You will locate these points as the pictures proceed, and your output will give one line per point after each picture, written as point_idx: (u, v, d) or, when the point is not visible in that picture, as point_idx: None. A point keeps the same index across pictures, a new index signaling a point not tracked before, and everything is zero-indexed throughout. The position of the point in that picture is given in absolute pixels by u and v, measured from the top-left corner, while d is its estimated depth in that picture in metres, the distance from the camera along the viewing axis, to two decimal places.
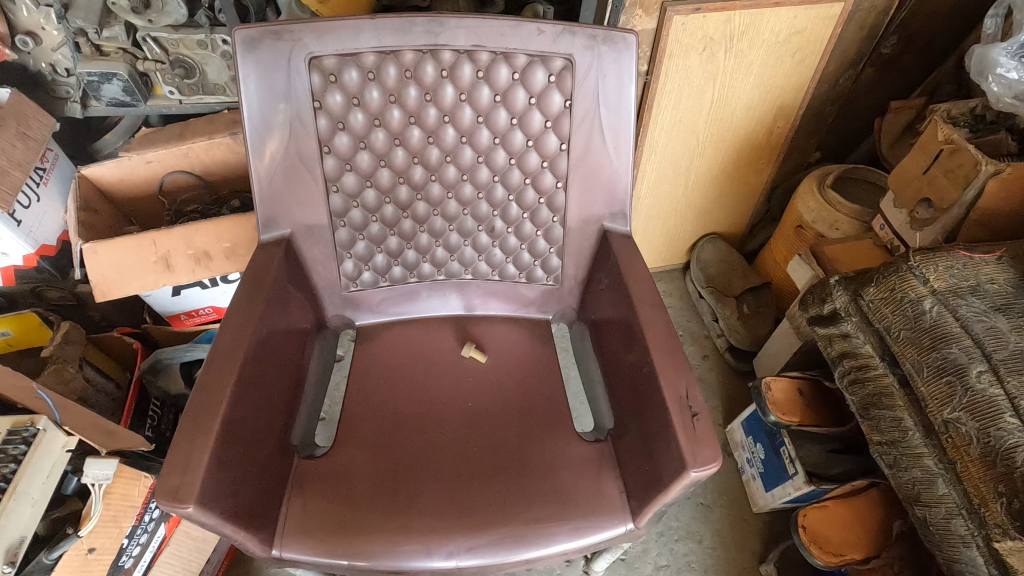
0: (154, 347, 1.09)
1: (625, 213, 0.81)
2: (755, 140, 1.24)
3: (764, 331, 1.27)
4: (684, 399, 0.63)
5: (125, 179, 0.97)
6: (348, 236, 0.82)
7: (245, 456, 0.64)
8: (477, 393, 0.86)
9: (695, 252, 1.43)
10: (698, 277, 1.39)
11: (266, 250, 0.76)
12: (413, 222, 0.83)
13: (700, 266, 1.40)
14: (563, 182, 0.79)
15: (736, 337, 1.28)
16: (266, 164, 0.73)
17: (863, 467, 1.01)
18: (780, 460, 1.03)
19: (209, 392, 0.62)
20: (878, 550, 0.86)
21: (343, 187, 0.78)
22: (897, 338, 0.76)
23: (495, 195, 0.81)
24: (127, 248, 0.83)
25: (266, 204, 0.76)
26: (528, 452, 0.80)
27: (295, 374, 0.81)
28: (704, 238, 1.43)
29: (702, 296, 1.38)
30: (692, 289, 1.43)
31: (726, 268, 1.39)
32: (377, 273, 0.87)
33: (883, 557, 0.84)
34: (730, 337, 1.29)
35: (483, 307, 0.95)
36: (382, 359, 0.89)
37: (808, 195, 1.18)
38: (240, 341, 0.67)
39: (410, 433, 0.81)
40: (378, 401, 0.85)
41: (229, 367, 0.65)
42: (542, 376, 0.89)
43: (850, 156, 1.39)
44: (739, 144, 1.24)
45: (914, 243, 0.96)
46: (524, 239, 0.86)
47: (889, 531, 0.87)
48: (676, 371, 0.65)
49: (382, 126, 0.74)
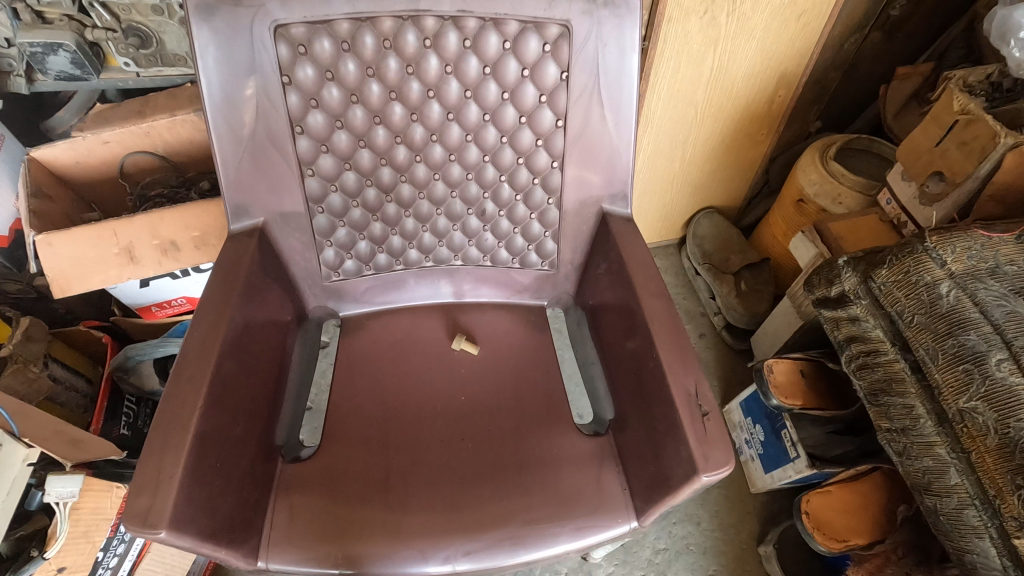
0: (125, 340, 1.03)
1: (626, 194, 0.75)
2: (756, 109, 1.18)
3: (763, 308, 1.24)
4: (693, 397, 0.59)
5: (81, 161, 0.89)
6: (328, 223, 0.76)
7: (223, 468, 0.60)
8: (470, 387, 0.82)
9: (691, 227, 1.38)
10: (695, 253, 1.35)
11: (238, 241, 0.70)
12: (397, 207, 0.77)
13: (697, 241, 1.36)
14: (559, 161, 0.73)
15: (734, 315, 1.25)
16: (232, 146, 0.66)
17: (863, 448, 1.00)
18: (781, 443, 1.01)
19: (179, 402, 0.57)
20: (881, 535, 0.85)
21: (319, 170, 0.71)
22: (910, 323, 0.73)
23: (485, 176, 0.75)
24: (84, 239, 0.77)
25: (235, 191, 0.69)
26: (525, 448, 0.76)
27: (276, 372, 0.76)
28: (700, 213, 1.39)
29: (699, 273, 1.34)
30: (688, 266, 1.39)
31: (724, 244, 1.35)
32: (361, 261, 0.82)
33: (888, 543, 0.83)
34: (727, 316, 1.26)
35: (474, 294, 0.90)
36: (370, 352, 0.84)
37: (810, 167, 1.13)
38: (212, 344, 0.61)
39: (401, 431, 0.77)
40: (367, 397, 0.80)
41: (201, 374, 0.59)
42: (538, 366, 0.85)
43: (851, 125, 1.34)
44: (738, 114, 1.18)
45: (922, 218, 0.92)
46: (517, 222, 0.80)
47: (892, 516, 0.86)
48: (684, 367, 0.61)
49: (360, 102, 0.67)
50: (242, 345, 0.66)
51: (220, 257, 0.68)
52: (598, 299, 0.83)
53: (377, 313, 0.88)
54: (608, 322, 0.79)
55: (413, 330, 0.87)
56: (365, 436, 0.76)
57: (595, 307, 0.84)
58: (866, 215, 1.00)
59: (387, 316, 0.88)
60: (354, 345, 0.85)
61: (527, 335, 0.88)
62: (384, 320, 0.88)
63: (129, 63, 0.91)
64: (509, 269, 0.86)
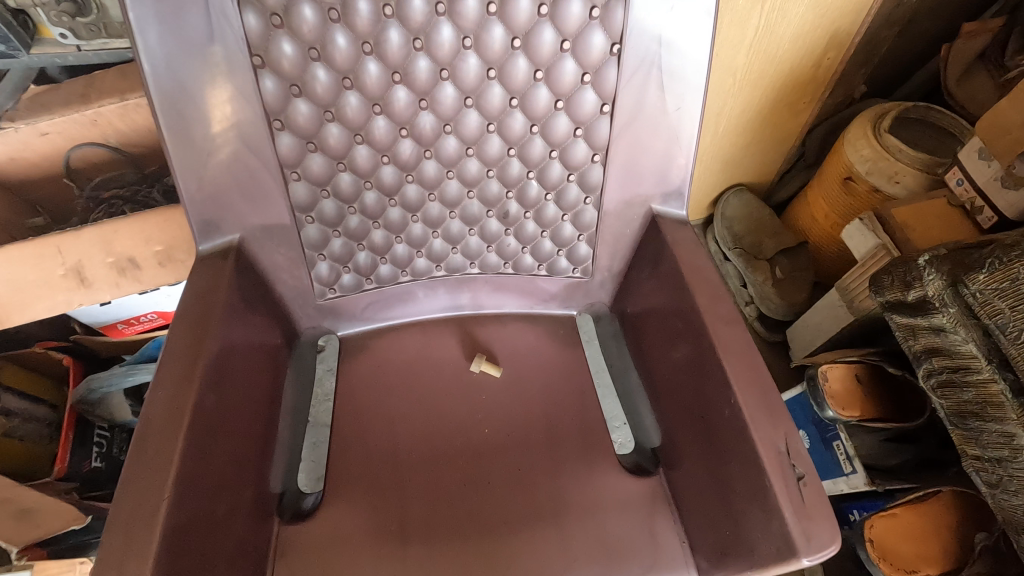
0: (91, 358, 0.90)
1: (681, 193, 0.62)
2: (801, 75, 1.04)
3: (802, 298, 1.13)
4: (784, 454, 0.48)
5: (17, 157, 0.75)
6: (321, 234, 0.63)
7: (207, 556, 0.48)
8: (494, 417, 0.71)
9: (719, 208, 1.26)
10: (724, 237, 1.22)
11: (209, 264, 0.56)
12: (402, 211, 0.64)
13: (725, 223, 1.23)
14: (601, 154, 0.60)
15: (770, 306, 1.14)
16: (192, 148, 0.52)
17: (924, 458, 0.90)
18: (831, 455, 0.91)
19: (142, 486, 0.45)
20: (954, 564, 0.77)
21: (307, 172, 0.57)
22: (1015, 341, 0.61)
23: (509, 173, 0.62)
24: (24, 260, 0.67)
25: (201, 203, 0.55)
26: (563, 492, 0.65)
27: (266, 413, 0.64)
28: (729, 191, 1.26)
29: (728, 258, 1.22)
30: (715, 249, 1.27)
31: (755, 225, 1.22)
32: (361, 274, 0.69)
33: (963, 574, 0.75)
34: (762, 306, 1.15)
35: (493, 304, 0.78)
36: (375, 378, 0.72)
37: (861, 140, 1.00)
38: (181, 406, 0.48)
39: (416, 475, 0.66)
40: (374, 434, 0.68)
41: (168, 446, 0.46)
42: (570, 389, 0.73)
43: (899, 89, 1.19)
44: (781, 81, 1.04)
45: (1002, 204, 0.79)
46: (545, 225, 0.67)
47: (967, 543, 0.77)
48: (770, 416, 0.49)
49: (356, 87, 0.53)
50: (225, 395, 0.54)
51: (189, 286, 0.55)
52: (639, 311, 0.71)
53: (381, 330, 0.76)
54: (654, 339, 0.68)
55: (422, 349, 0.75)
56: (374, 483, 0.65)
57: (634, 319, 0.73)
58: (933, 199, 0.88)
59: (392, 333, 0.76)
60: (355, 369, 0.73)
61: (555, 350, 0.76)
62: (389, 337, 0.76)
63: (66, 33, 0.75)
64: (533, 276, 0.74)
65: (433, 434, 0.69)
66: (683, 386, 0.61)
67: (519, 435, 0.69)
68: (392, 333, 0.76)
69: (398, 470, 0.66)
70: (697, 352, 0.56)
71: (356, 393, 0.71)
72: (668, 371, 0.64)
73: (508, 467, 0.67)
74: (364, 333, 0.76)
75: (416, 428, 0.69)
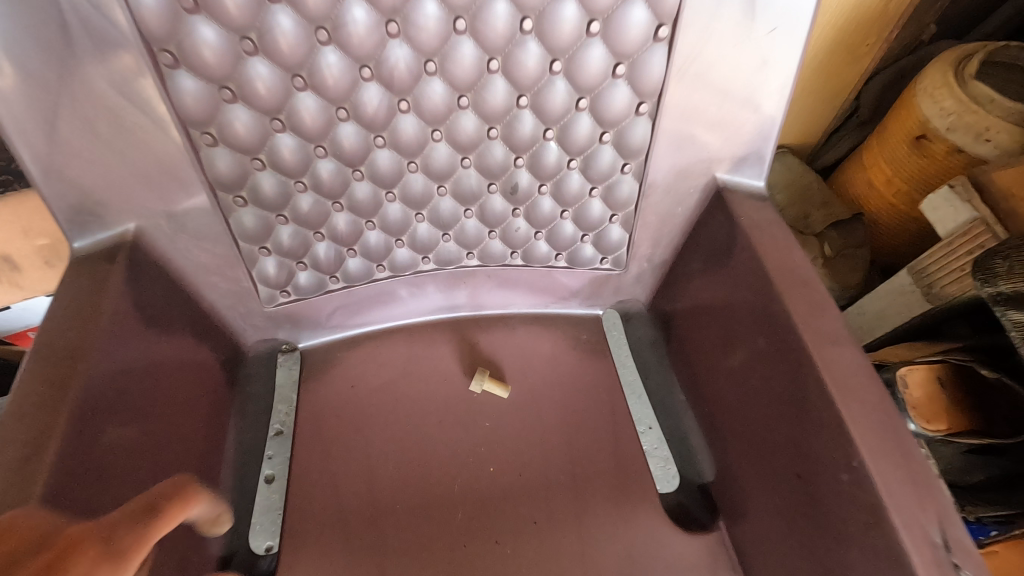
0: None
1: (762, 155, 0.47)
2: (868, 11, 0.85)
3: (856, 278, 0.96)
4: (940, 544, 0.32)
5: None
6: (261, 220, 0.47)
7: None
8: (502, 450, 0.55)
9: None
10: None
11: (88, 268, 0.41)
12: (373, 187, 0.47)
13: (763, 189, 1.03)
14: (648, 104, 0.44)
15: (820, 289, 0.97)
16: (36, 103, 0.37)
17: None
18: None
19: None
20: None
21: (228, 136, 0.41)
22: None
23: (518, 133, 0.45)
24: None
25: (65, 182, 0.40)
26: (593, 552, 0.50)
27: (200, 455, 0.49)
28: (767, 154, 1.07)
29: None
30: None
31: (799, 190, 1.01)
32: (322, 271, 0.52)
33: None
34: None
35: (499, 304, 0.62)
36: (348, 397, 0.57)
37: (943, 87, 0.79)
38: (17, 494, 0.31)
39: (402, 532, 0.50)
40: (345, 471, 0.53)
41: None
42: (598, 411, 0.58)
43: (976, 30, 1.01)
44: (843, 19, 0.85)
45: None
46: (564, 203, 0.51)
47: None
48: (913, 484, 0.33)
49: (296, 8, 0.37)
50: (122, 453, 0.39)
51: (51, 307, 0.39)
52: (689, 310, 0.55)
53: (357, 336, 0.60)
54: (709, 349, 0.52)
55: (409, 358, 0.59)
56: (345, 539, 0.50)
57: (681, 319, 0.57)
58: None
59: (371, 339, 0.60)
60: (324, 386, 0.57)
61: (577, 358, 0.61)
62: (367, 344, 0.60)
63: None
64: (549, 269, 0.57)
65: (423, 470, 0.53)
66: (756, 416, 0.45)
67: (533, 469, 0.54)
68: (371, 339, 0.60)
69: (377, 520, 0.51)
70: (784, 376, 0.40)
71: (323, 417, 0.55)
72: (731, 393, 0.49)
73: (521, 513, 0.52)
74: (336, 340, 0.60)
75: (400, 462, 0.53)
